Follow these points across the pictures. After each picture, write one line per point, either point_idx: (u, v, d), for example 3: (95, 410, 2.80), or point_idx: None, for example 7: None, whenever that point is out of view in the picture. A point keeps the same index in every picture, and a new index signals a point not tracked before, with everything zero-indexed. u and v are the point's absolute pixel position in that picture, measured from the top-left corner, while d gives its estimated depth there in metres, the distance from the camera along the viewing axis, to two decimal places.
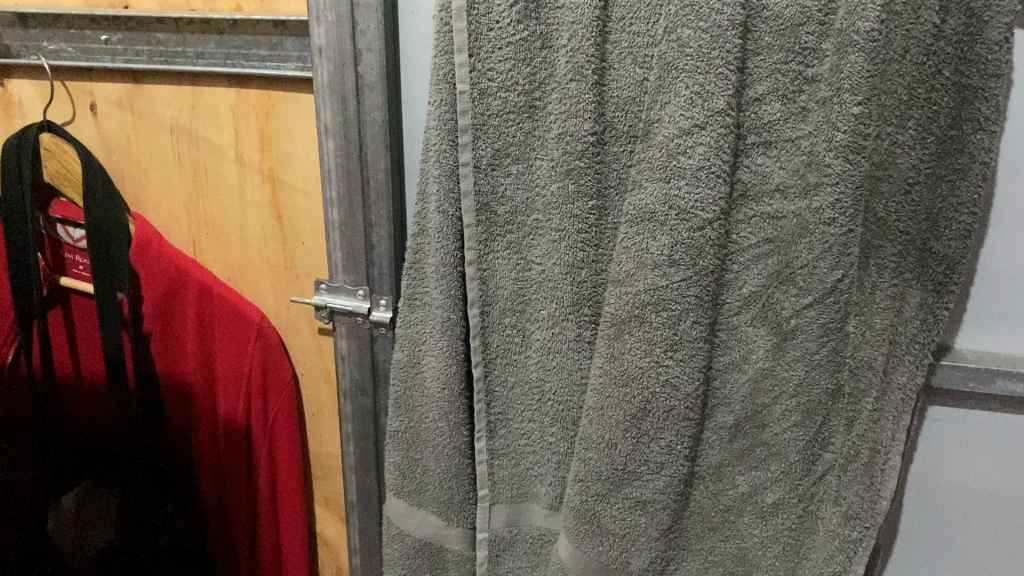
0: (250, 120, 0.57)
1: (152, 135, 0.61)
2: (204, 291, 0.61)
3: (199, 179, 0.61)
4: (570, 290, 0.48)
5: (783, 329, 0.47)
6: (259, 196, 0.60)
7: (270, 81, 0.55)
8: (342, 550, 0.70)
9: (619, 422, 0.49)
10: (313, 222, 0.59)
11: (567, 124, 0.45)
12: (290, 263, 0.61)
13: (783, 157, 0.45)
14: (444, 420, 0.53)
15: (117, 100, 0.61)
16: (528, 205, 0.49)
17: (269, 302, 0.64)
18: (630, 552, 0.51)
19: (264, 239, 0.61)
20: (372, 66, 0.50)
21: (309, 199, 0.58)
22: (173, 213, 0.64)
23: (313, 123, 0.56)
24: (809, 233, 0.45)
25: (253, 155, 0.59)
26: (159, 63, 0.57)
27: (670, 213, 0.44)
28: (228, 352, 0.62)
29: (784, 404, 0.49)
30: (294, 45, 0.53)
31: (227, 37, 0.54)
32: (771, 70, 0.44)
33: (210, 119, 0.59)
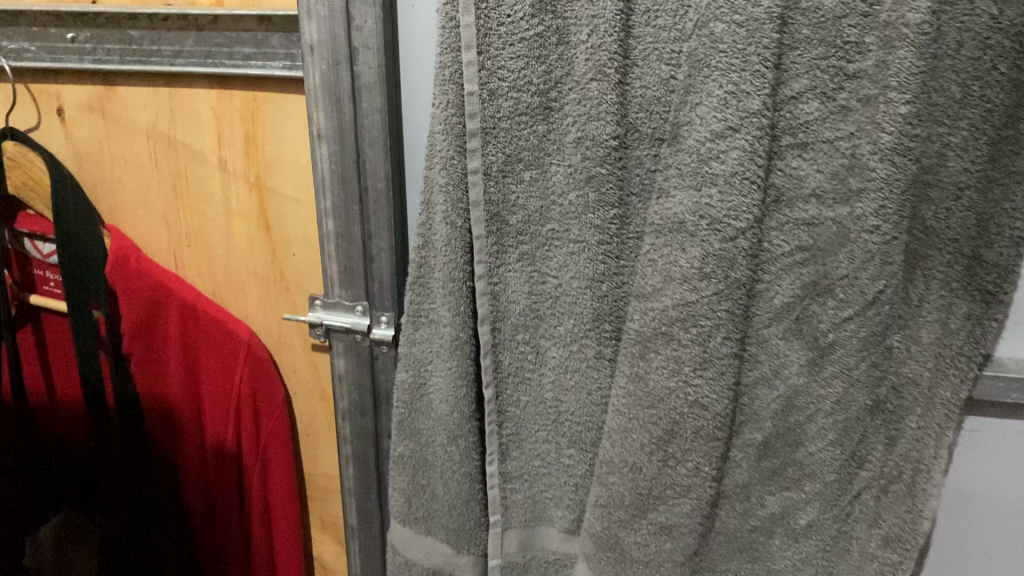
0: (234, 123, 0.53)
1: (126, 141, 0.57)
2: (188, 309, 0.56)
3: (179, 187, 0.57)
4: (590, 305, 0.45)
5: (819, 344, 0.44)
6: (246, 206, 0.56)
7: (254, 82, 0.51)
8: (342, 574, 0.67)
9: (644, 445, 0.46)
10: (305, 233, 0.55)
11: (588, 128, 0.42)
12: (281, 276, 0.57)
13: (820, 160, 0.41)
14: (452, 445, 0.49)
15: (86, 104, 0.57)
16: (543, 214, 0.45)
17: (258, 317, 0.59)
18: None
19: (251, 250, 0.57)
20: (370, 64, 0.45)
21: (300, 207, 0.54)
22: (152, 225, 0.59)
23: (302, 126, 0.51)
24: (850, 241, 0.42)
25: (238, 162, 0.54)
26: (131, 63, 0.52)
27: (701, 223, 0.41)
28: (215, 373, 0.58)
29: (819, 422, 0.46)
30: (281, 42, 0.48)
31: (206, 33, 0.50)
32: (809, 66, 0.40)
33: (190, 123, 0.54)
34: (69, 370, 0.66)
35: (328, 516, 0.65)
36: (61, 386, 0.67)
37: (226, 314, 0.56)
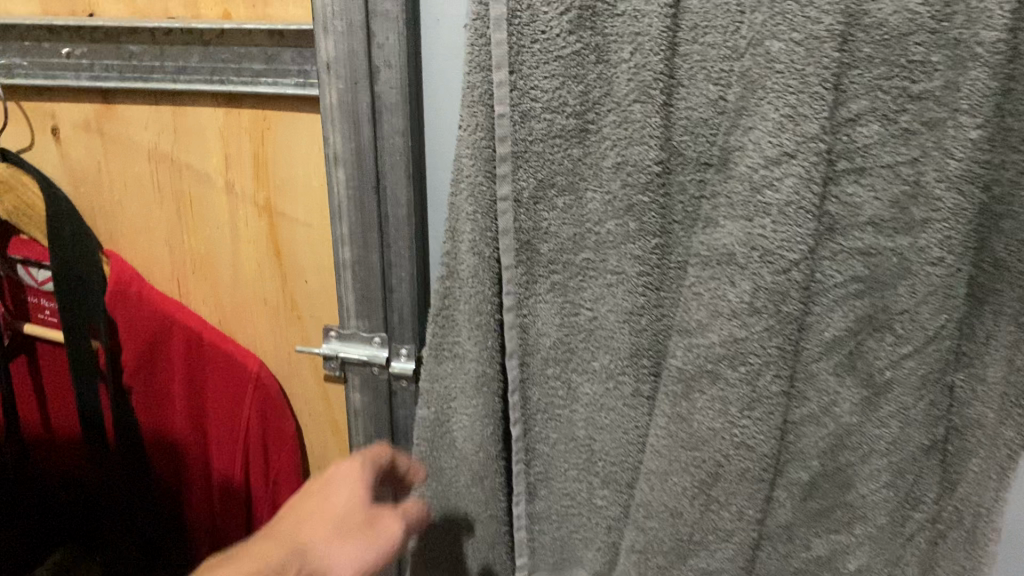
0: (242, 144, 0.50)
1: (126, 161, 0.53)
2: (192, 338, 0.54)
3: (183, 211, 0.54)
4: (627, 340, 0.42)
5: (875, 382, 0.41)
6: (255, 230, 0.52)
7: (265, 100, 0.48)
8: None
9: (686, 488, 0.43)
10: (320, 259, 0.52)
11: (629, 152, 0.39)
12: (292, 304, 0.54)
13: (878, 186, 0.38)
14: (477, 486, 0.47)
15: (83, 123, 0.53)
16: (577, 242, 0.42)
17: (267, 348, 0.57)
18: None
19: (260, 277, 0.54)
20: (392, 83, 0.42)
21: (313, 232, 0.51)
22: (153, 249, 0.56)
23: (315, 147, 0.48)
24: (911, 274, 0.39)
25: (247, 185, 0.51)
26: (131, 80, 0.49)
27: (752, 255, 0.38)
28: (221, 405, 0.56)
29: (873, 463, 0.43)
30: (294, 58, 0.45)
31: (213, 49, 0.46)
32: (870, 87, 0.37)
33: (195, 143, 0.51)
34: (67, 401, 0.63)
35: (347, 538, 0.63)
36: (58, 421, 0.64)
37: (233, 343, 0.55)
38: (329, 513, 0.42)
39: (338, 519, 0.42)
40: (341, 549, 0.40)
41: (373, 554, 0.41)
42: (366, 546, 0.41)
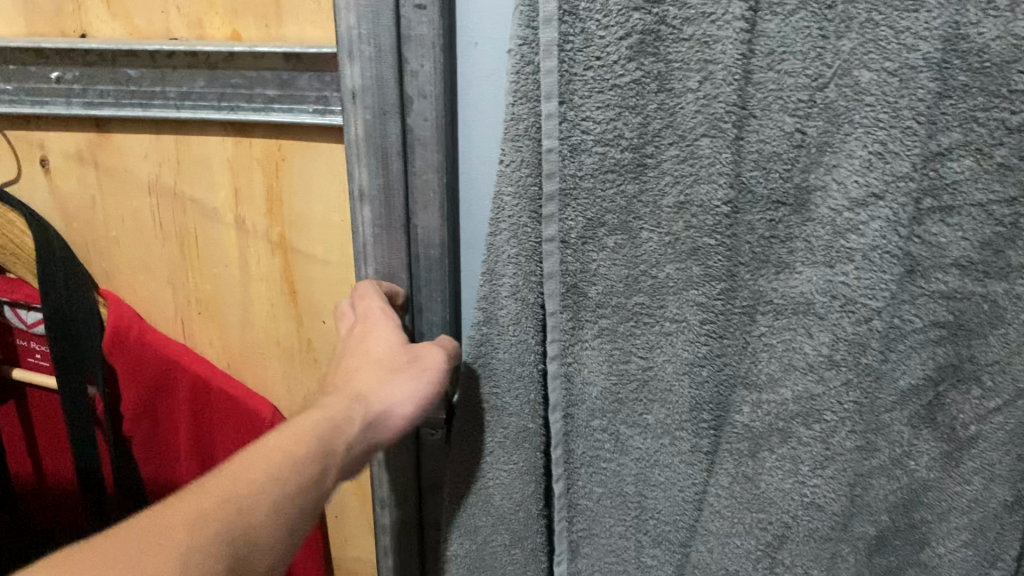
0: (253, 176, 0.50)
1: (126, 196, 0.53)
2: (199, 381, 0.57)
3: (187, 247, 0.54)
4: (688, 393, 0.38)
5: (958, 438, 0.38)
6: (268, 265, 0.53)
7: (278, 130, 0.47)
8: None
9: (750, 551, 0.40)
10: (335, 298, 0.52)
11: (695, 191, 0.35)
12: (307, 343, 0.55)
13: (966, 226, 0.35)
14: (516, 547, 0.43)
15: (76, 153, 0.53)
16: (631, 285, 0.38)
17: (280, 391, 0.58)
18: None
19: (272, 312, 0.55)
20: (426, 115, 0.40)
21: (331, 269, 0.51)
22: (155, 288, 0.57)
23: (331, 181, 0.48)
24: (1005, 323, 0.36)
25: (259, 221, 0.51)
26: (129, 107, 0.48)
27: (832, 304, 0.35)
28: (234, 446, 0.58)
29: (953, 521, 0.40)
30: (310, 83, 0.45)
31: (219, 72, 0.46)
32: (963, 118, 0.33)
33: (202, 178, 0.51)
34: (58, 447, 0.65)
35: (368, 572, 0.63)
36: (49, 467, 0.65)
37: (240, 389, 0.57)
38: (370, 350, 0.41)
39: (380, 360, 0.41)
40: (393, 383, 0.40)
41: (422, 380, 0.41)
42: (411, 376, 0.41)
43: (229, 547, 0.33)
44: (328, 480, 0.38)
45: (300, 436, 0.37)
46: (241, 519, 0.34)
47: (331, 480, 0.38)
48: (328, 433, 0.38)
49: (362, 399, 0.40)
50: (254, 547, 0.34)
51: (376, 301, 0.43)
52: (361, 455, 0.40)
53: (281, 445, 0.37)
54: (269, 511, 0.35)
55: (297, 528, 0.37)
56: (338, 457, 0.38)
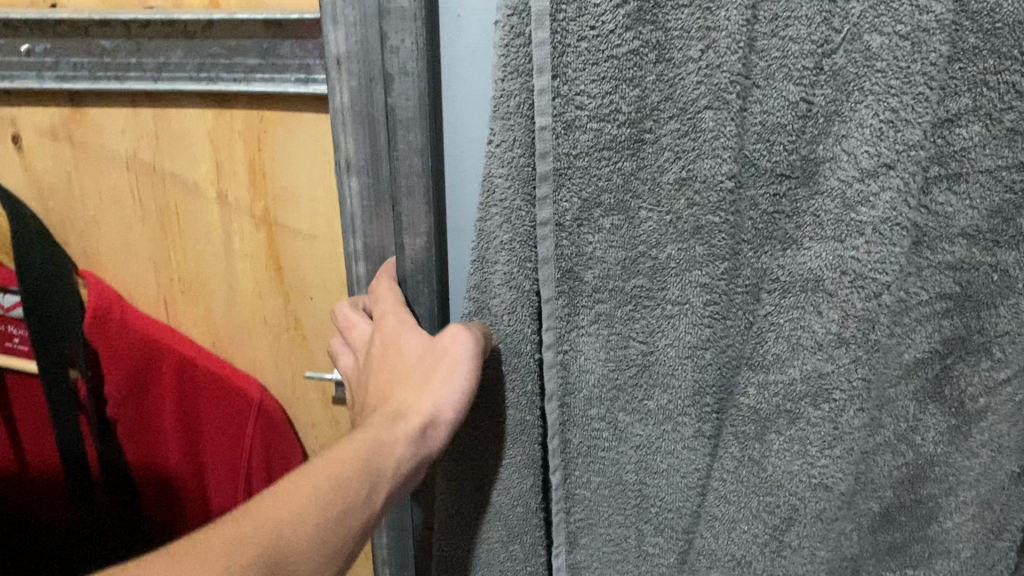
0: (235, 148, 0.50)
1: (102, 173, 0.54)
2: (183, 363, 0.57)
3: (168, 223, 0.55)
4: (691, 377, 0.37)
5: (966, 411, 0.37)
6: (251, 240, 0.53)
7: (260, 101, 0.48)
8: None
9: (757, 535, 0.39)
10: (322, 271, 0.53)
11: (697, 166, 0.33)
12: (294, 320, 0.55)
13: (974, 194, 0.34)
14: (514, 543, 0.42)
15: (49, 130, 0.53)
16: (630, 267, 0.36)
17: (265, 369, 0.59)
18: None
19: (258, 290, 0.55)
20: (408, 94, 0.38)
21: (314, 244, 0.52)
22: (135, 267, 0.58)
23: (313, 155, 0.49)
24: (1014, 292, 0.35)
25: (243, 197, 0.52)
26: (105, 79, 0.48)
27: (842, 280, 0.33)
28: (219, 426, 0.59)
29: (961, 495, 0.39)
30: (292, 50, 0.44)
31: (198, 42, 0.46)
32: (972, 83, 0.32)
33: (182, 153, 0.51)
34: (41, 434, 0.64)
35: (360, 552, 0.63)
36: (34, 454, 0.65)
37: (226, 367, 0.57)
38: (399, 362, 0.40)
39: (413, 365, 0.39)
40: (429, 391, 0.38)
41: (462, 375, 0.37)
42: (450, 371, 0.37)
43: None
44: (370, 505, 0.36)
45: (346, 458, 0.36)
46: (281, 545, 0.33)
47: (373, 503, 0.36)
48: (367, 455, 0.36)
49: (400, 414, 0.38)
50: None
51: (398, 314, 0.41)
52: (406, 478, 0.38)
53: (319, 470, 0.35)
54: (306, 542, 0.33)
55: (340, 558, 0.35)
56: (386, 478, 0.37)
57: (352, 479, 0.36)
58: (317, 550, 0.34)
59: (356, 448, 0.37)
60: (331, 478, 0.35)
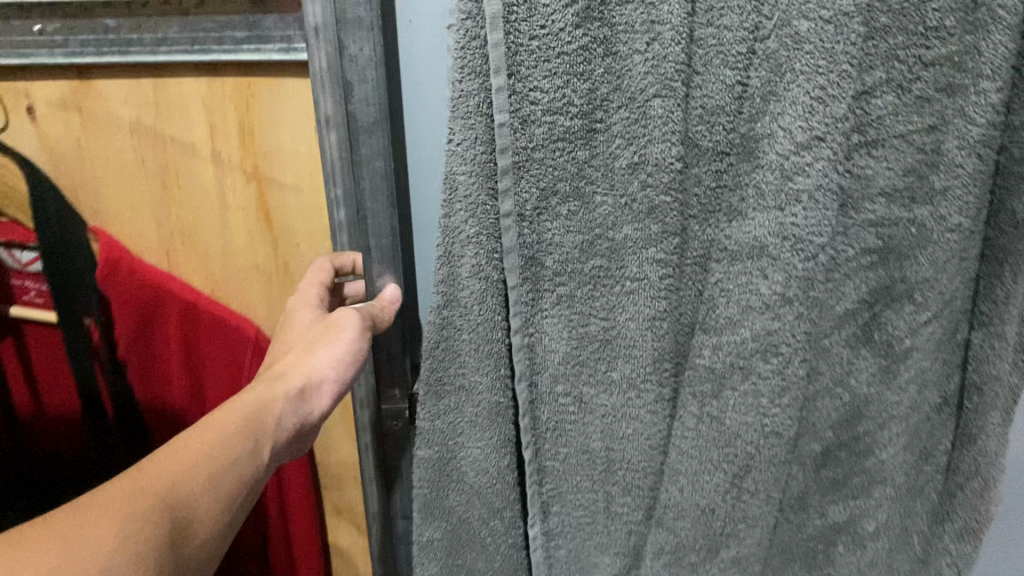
0: (226, 113, 0.54)
1: (109, 137, 0.57)
2: (187, 306, 0.59)
3: (168, 181, 0.58)
4: (651, 347, 0.39)
5: (895, 352, 0.41)
6: (243, 195, 0.57)
7: (246, 70, 0.51)
8: (358, 556, 0.71)
9: (719, 485, 0.41)
10: (307, 217, 0.57)
11: (649, 151, 0.36)
12: (282, 264, 0.59)
13: (890, 156, 0.37)
14: (494, 518, 0.44)
15: (60, 100, 0.56)
16: (590, 248, 0.38)
17: (260, 312, 0.62)
18: None
19: (251, 242, 0.59)
20: (368, 100, 0.44)
21: (301, 195, 0.56)
22: (138, 223, 0.61)
23: (302, 116, 0.52)
24: (931, 243, 0.38)
25: (233, 154, 0.55)
26: (110, 54, 0.51)
27: (784, 245, 0.36)
28: (222, 364, 0.61)
29: (893, 428, 0.43)
30: (276, 24, 0.48)
31: (192, 18, 0.49)
32: (886, 57, 0.35)
33: (180, 117, 0.55)
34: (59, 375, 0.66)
35: (347, 478, 0.67)
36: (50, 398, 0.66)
37: (226, 311, 0.60)
38: (291, 329, 0.48)
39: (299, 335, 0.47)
40: (311, 356, 0.46)
41: (344, 341, 0.46)
42: (332, 338, 0.46)
43: (169, 520, 0.36)
44: (257, 456, 0.43)
45: (241, 411, 0.43)
46: (185, 491, 0.38)
47: (262, 453, 0.43)
48: (259, 408, 0.44)
49: (285, 375, 0.45)
50: (192, 524, 0.38)
51: (314, 287, 0.49)
52: (288, 434, 0.45)
53: (220, 421, 0.42)
54: (207, 487, 0.39)
55: (236, 499, 0.41)
56: (272, 430, 0.44)
57: (246, 428, 0.42)
58: (216, 494, 0.40)
59: (251, 399, 0.44)
60: (228, 432, 0.42)
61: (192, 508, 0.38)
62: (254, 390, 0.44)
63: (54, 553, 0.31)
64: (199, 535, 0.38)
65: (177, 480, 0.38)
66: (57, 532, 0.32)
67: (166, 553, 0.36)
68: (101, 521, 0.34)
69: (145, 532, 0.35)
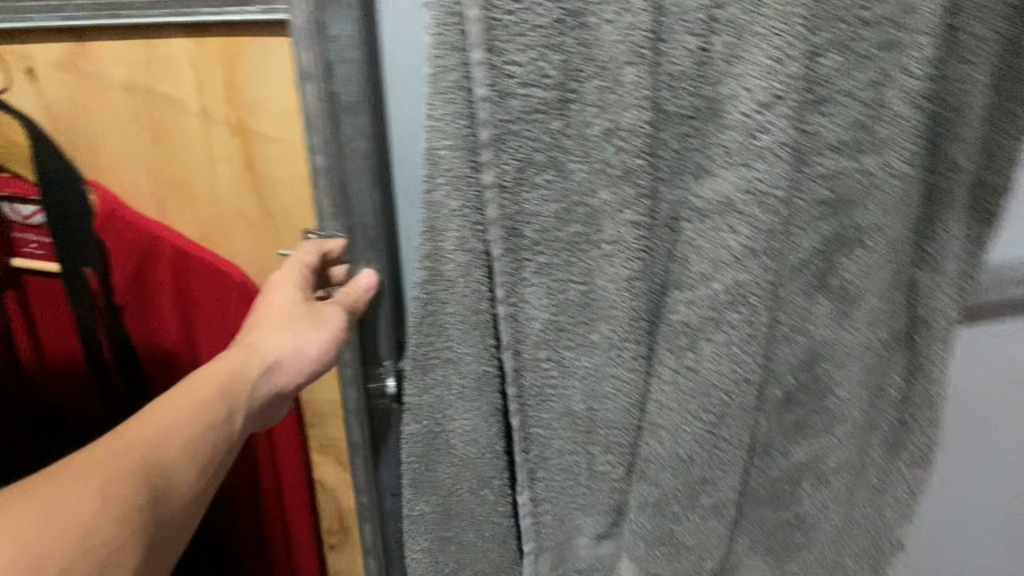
0: (213, 73, 0.52)
1: (101, 96, 0.55)
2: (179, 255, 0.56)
3: (160, 138, 0.56)
4: (628, 306, 0.41)
5: (849, 294, 0.44)
6: (229, 149, 0.55)
7: (230, 29, 0.50)
8: (344, 490, 0.67)
9: (696, 434, 0.44)
10: (292, 170, 0.55)
11: (622, 117, 0.37)
12: (267, 214, 0.57)
13: (839, 112, 0.40)
14: (484, 488, 0.46)
15: (55, 61, 0.54)
16: (569, 214, 0.40)
17: (249, 260, 0.60)
18: (707, 554, 0.48)
19: (238, 194, 0.57)
20: (350, 80, 0.43)
21: (285, 145, 0.54)
22: (133, 176, 0.58)
23: (284, 71, 0.51)
24: (877, 189, 0.42)
25: (219, 108, 0.54)
26: (103, 18, 0.49)
27: (750, 200, 0.38)
28: (212, 316, 0.58)
29: (849, 367, 0.46)
30: None
31: None
32: (833, 18, 0.38)
33: (169, 75, 0.53)
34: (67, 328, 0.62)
35: (331, 414, 0.64)
36: (54, 351, 0.62)
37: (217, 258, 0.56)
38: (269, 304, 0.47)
39: (281, 313, 0.47)
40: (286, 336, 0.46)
41: (319, 334, 0.47)
42: (311, 327, 0.46)
43: (145, 484, 0.39)
44: (230, 425, 0.44)
45: (213, 380, 0.44)
46: (159, 460, 0.40)
47: (235, 422, 0.44)
48: (233, 379, 0.45)
49: (260, 347, 0.46)
50: (169, 488, 0.40)
51: (298, 266, 0.47)
52: (261, 404, 0.46)
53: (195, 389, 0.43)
54: (180, 456, 0.41)
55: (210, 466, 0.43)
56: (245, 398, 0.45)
57: (219, 398, 0.44)
58: (190, 463, 0.42)
59: (226, 369, 0.45)
60: (201, 402, 0.43)
61: (166, 476, 0.40)
62: (229, 360, 0.45)
63: (36, 513, 0.34)
64: (176, 499, 0.40)
65: (150, 451, 0.40)
66: (41, 493, 0.35)
67: (143, 519, 0.38)
68: (80, 489, 0.36)
69: (121, 501, 0.37)
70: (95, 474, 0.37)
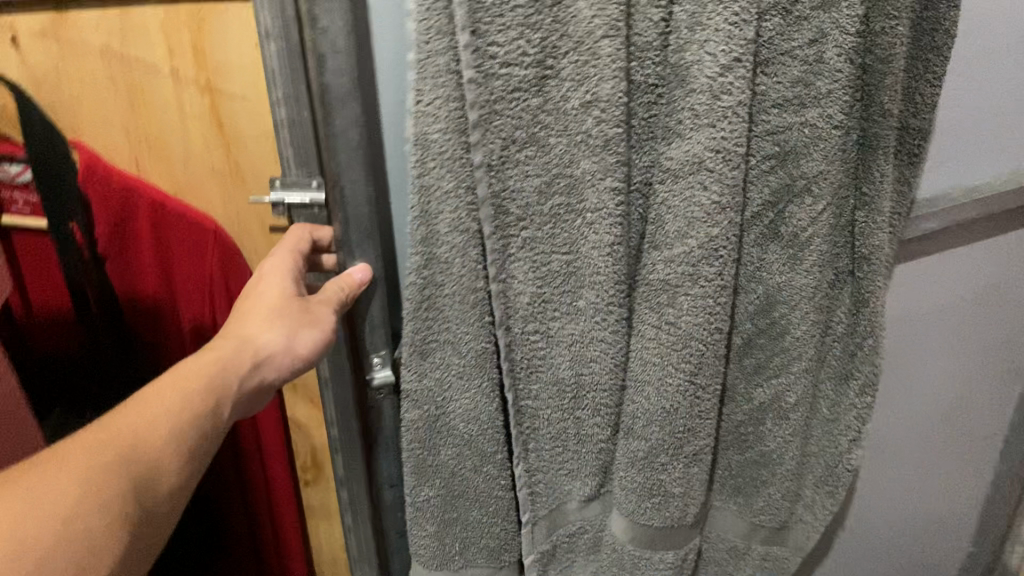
0: (182, 37, 0.49)
1: (81, 60, 0.52)
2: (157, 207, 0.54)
3: (138, 98, 0.53)
4: (611, 269, 0.43)
5: (799, 240, 0.48)
6: (202, 114, 0.52)
7: None
8: (315, 426, 0.65)
9: (679, 385, 0.47)
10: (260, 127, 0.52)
11: (600, 89, 0.39)
12: (235, 169, 0.54)
13: (781, 71, 0.43)
14: (485, 465, 0.48)
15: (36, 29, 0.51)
16: (552, 185, 0.41)
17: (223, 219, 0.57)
18: (689, 497, 0.52)
19: (208, 154, 0.54)
20: (341, 69, 0.41)
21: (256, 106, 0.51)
22: (112, 134, 0.55)
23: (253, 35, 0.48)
24: (821, 139, 0.45)
25: (188, 69, 0.50)
26: None
27: (718, 157, 0.41)
28: (186, 269, 0.57)
29: (803, 308, 0.50)
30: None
31: None
32: None
33: (142, 41, 0.50)
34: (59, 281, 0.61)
35: None
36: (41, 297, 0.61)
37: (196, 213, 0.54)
38: (257, 300, 0.45)
39: (271, 306, 0.45)
40: (276, 330, 0.44)
41: (314, 332, 0.45)
42: (305, 324, 0.44)
43: (127, 480, 0.37)
44: (218, 417, 0.42)
45: (203, 372, 0.42)
46: (146, 461, 0.38)
47: (222, 416, 0.42)
48: (223, 372, 0.42)
49: (251, 340, 0.44)
50: (154, 485, 0.38)
51: (289, 255, 0.46)
52: (247, 396, 0.44)
53: (184, 381, 0.41)
54: (168, 456, 0.39)
55: (197, 464, 0.41)
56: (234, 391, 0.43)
57: (208, 392, 0.41)
58: (178, 463, 0.39)
59: (216, 362, 0.42)
60: (191, 397, 0.41)
61: (152, 478, 0.38)
62: (216, 352, 0.43)
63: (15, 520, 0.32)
64: (163, 491, 0.38)
65: (135, 452, 0.37)
66: (14, 499, 0.33)
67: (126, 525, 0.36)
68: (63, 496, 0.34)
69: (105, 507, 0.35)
70: (78, 478, 0.35)
